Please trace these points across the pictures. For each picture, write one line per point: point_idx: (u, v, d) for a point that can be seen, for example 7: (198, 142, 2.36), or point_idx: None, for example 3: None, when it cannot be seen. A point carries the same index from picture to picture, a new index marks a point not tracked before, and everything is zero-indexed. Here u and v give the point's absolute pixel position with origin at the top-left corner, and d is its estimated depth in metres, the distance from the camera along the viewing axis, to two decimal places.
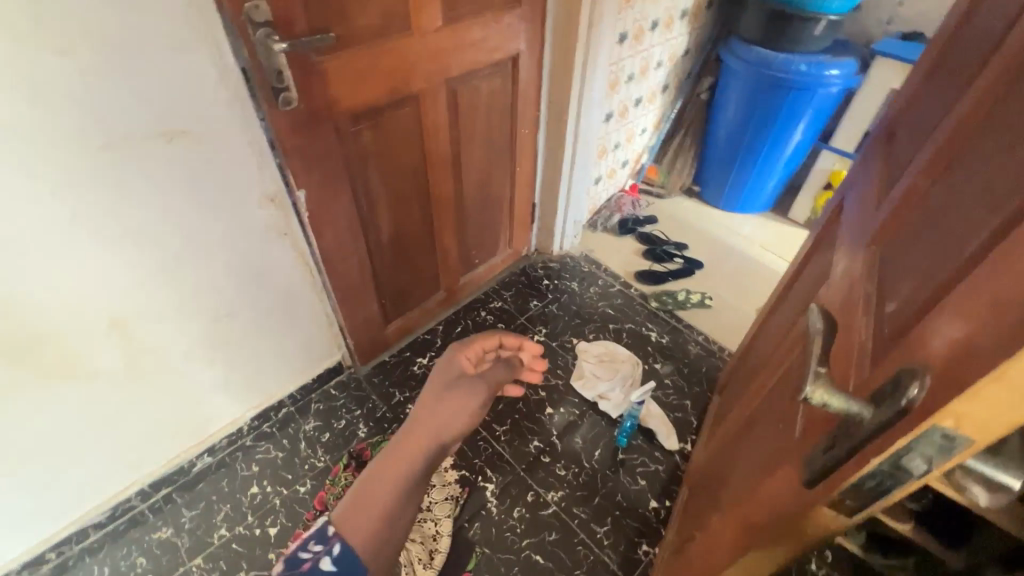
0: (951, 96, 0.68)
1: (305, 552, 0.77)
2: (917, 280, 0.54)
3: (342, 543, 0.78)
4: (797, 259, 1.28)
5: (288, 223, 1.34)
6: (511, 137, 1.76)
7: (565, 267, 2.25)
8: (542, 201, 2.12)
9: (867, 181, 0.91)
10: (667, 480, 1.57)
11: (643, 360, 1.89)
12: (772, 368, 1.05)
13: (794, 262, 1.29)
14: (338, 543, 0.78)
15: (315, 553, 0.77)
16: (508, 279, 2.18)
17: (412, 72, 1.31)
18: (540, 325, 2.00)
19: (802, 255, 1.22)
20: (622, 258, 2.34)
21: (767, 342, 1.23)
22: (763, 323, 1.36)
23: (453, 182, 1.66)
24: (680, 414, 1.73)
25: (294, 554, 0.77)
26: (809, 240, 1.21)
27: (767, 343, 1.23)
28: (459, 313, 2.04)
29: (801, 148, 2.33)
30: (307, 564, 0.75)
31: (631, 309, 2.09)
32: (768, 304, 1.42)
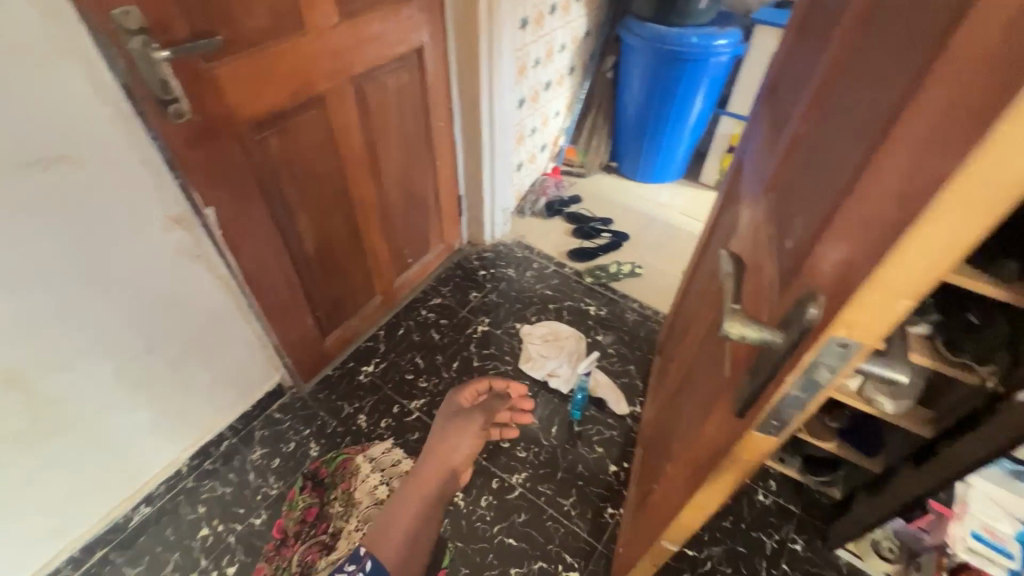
0: (817, 48, 0.76)
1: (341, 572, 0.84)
2: (808, 213, 0.60)
3: (372, 560, 0.86)
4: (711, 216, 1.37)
5: (200, 245, 1.25)
6: (426, 131, 1.74)
7: (499, 255, 2.27)
8: (467, 193, 2.12)
9: (759, 136, 0.99)
10: (622, 444, 1.64)
11: (586, 334, 1.95)
12: (700, 320, 1.12)
13: (708, 218, 1.37)
14: (369, 560, 0.85)
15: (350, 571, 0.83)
16: (444, 273, 2.17)
17: (314, 72, 1.26)
18: (483, 315, 2.01)
19: (713, 212, 1.31)
20: (553, 239, 2.40)
21: (694, 298, 1.31)
22: (688, 282, 1.44)
23: (373, 182, 1.62)
24: (626, 379, 1.81)
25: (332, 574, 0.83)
26: (719, 196, 1.30)
27: (694, 299, 1.31)
28: (399, 315, 2.01)
29: (702, 117, 2.48)
30: None
31: (569, 287, 2.15)
32: (691, 262, 1.51)
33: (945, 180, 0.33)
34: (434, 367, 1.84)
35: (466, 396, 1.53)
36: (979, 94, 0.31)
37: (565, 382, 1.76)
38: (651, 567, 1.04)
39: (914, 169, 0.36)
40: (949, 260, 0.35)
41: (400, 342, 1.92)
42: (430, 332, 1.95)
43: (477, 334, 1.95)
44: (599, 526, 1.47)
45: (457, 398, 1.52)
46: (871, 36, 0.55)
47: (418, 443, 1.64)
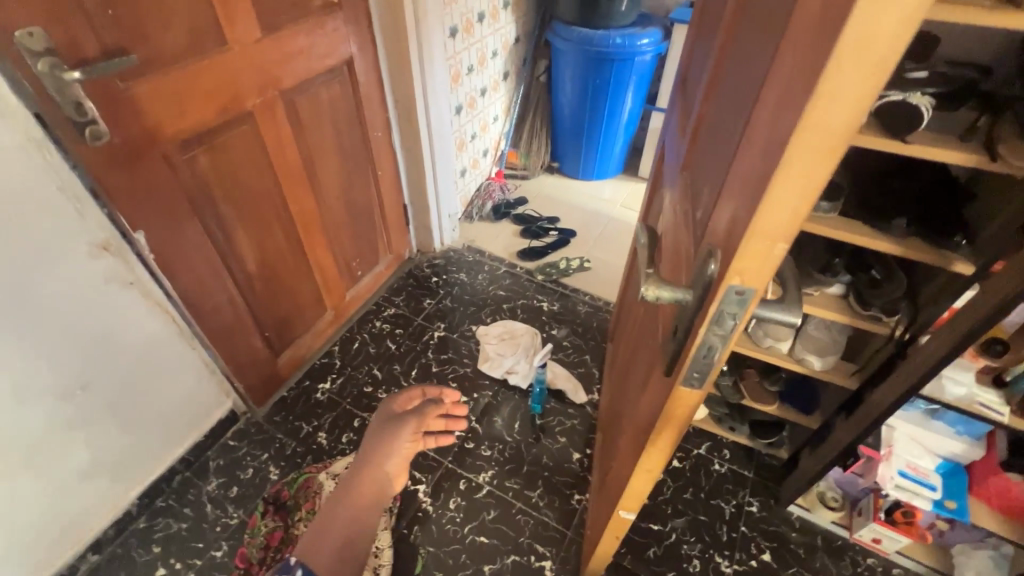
0: (711, 38, 0.83)
1: None
2: (709, 183, 0.66)
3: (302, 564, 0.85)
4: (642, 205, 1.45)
5: (133, 271, 1.21)
6: (364, 142, 1.75)
7: (450, 261, 2.29)
8: (412, 201, 2.13)
9: (675, 124, 1.07)
10: (584, 431, 1.68)
11: (541, 329, 1.99)
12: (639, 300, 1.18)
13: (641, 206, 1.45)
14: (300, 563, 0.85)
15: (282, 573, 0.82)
16: (397, 283, 2.17)
17: (239, 88, 1.25)
18: (439, 320, 2.02)
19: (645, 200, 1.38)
20: (502, 241, 2.44)
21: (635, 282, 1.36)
22: (629, 270, 1.50)
23: (314, 195, 1.61)
24: (583, 369, 1.86)
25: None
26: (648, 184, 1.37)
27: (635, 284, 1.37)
28: (353, 329, 1.99)
29: (634, 114, 2.59)
30: None
31: (521, 286, 2.19)
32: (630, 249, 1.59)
33: (792, 135, 0.38)
34: (393, 376, 1.83)
35: (399, 403, 1.24)
36: (807, 57, 0.36)
37: (525, 378, 1.79)
38: (614, 541, 1.08)
39: (771, 128, 0.41)
40: (805, 204, 0.41)
41: (355, 356, 1.90)
42: (387, 343, 1.94)
43: (434, 339, 1.95)
44: (567, 515, 1.50)
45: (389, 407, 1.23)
46: (744, 22, 0.61)
47: None
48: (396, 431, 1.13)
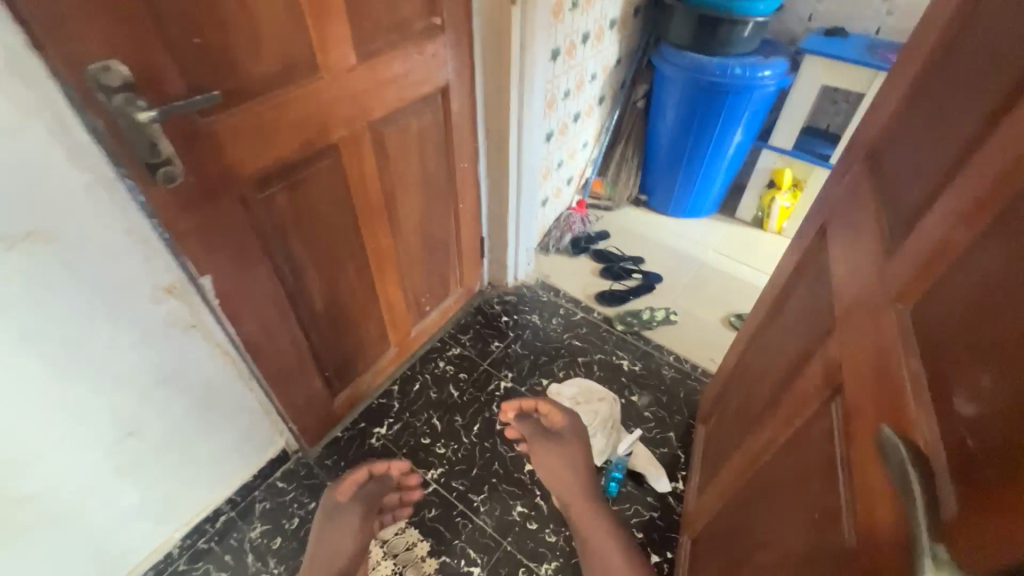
0: (970, 127, 0.59)
1: None
2: (1006, 379, 0.44)
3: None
4: (771, 287, 1.21)
5: (196, 314, 1.10)
6: (449, 174, 1.60)
7: (522, 300, 2.12)
8: (490, 234, 1.98)
9: (861, 217, 0.83)
10: (664, 529, 1.45)
11: (620, 393, 1.78)
12: (773, 419, 0.96)
13: (770, 289, 1.21)
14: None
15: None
16: (465, 320, 2.02)
17: (328, 120, 1.12)
18: (507, 368, 1.86)
19: (782, 286, 1.15)
20: (578, 280, 2.25)
21: (757, 383, 1.13)
22: (746, 362, 1.27)
23: (392, 231, 1.49)
24: (666, 449, 1.63)
25: None
26: (788, 265, 1.14)
27: (757, 386, 1.14)
28: (415, 367, 1.85)
29: (742, 150, 2.31)
30: None
31: (599, 337, 1.98)
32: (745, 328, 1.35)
33: None
34: (454, 429, 1.68)
35: (342, 489, 1.25)
36: None
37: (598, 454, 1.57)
38: None
39: None
40: None
41: (415, 400, 1.76)
42: (450, 389, 1.79)
43: (501, 391, 1.78)
44: (524, 425, 1.44)
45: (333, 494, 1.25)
46: None
47: (435, 522, 1.48)
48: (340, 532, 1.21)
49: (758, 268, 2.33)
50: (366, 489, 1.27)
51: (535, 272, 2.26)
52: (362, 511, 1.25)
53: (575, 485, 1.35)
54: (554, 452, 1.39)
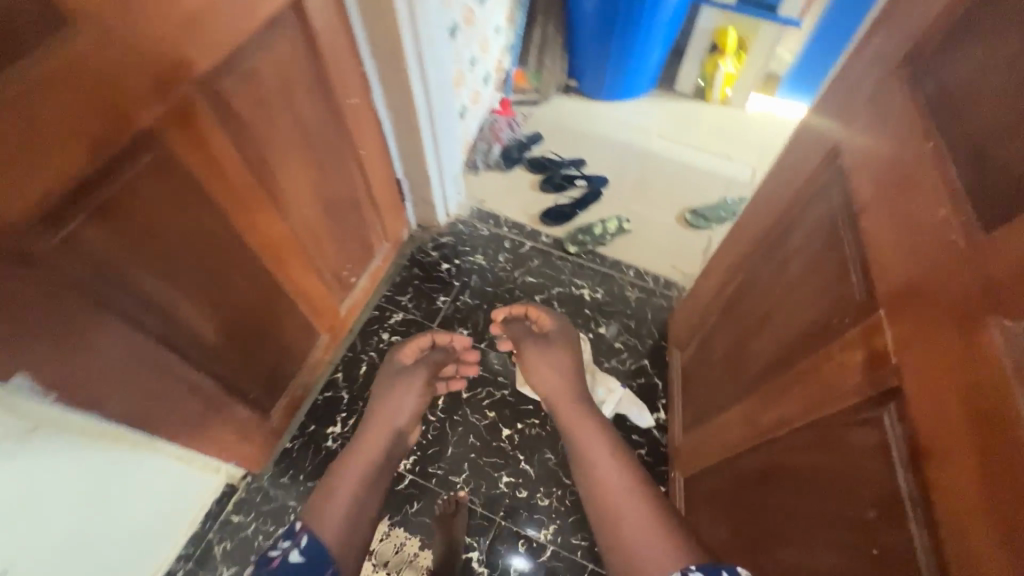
0: None
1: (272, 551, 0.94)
2: None
3: (307, 534, 0.96)
4: (757, 219, 1.04)
5: (31, 414, 0.79)
6: (336, 120, 1.21)
7: (460, 239, 1.85)
8: (406, 172, 1.63)
9: (905, 161, 0.62)
10: (654, 464, 1.43)
11: (585, 327, 1.65)
12: (781, 393, 0.85)
13: (755, 222, 1.04)
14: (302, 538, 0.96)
15: (283, 550, 0.94)
16: (401, 278, 1.75)
17: (122, 101, 0.71)
18: (460, 326, 1.67)
19: (773, 221, 0.97)
20: (518, 199, 1.99)
21: (751, 334, 1.01)
22: (732, 303, 1.13)
23: (281, 216, 1.14)
24: (643, 380, 1.56)
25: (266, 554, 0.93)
26: (780, 196, 0.95)
27: (750, 337, 1.01)
28: (357, 348, 1.62)
29: (680, 10, 1.96)
30: (278, 559, 0.92)
31: (553, 267, 1.79)
32: (723, 258, 1.19)
33: None
34: None
35: (406, 354, 1.37)
36: None
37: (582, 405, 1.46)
38: None
39: None
40: None
41: (365, 385, 1.57)
42: None
43: None
44: (513, 327, 1.33)
45: (398, 360, 1.36)
46: None
47: (420, 515, 1.38)
48: (408, 386, 1.31)
49: (707, 150, 2.13)
50: (429, 355, 1.39)
51: (467, 200, 1.96)
52: (428, 373, 1.36)
53: (563, 385, 1.17)
54: (541, 353, 1.24)
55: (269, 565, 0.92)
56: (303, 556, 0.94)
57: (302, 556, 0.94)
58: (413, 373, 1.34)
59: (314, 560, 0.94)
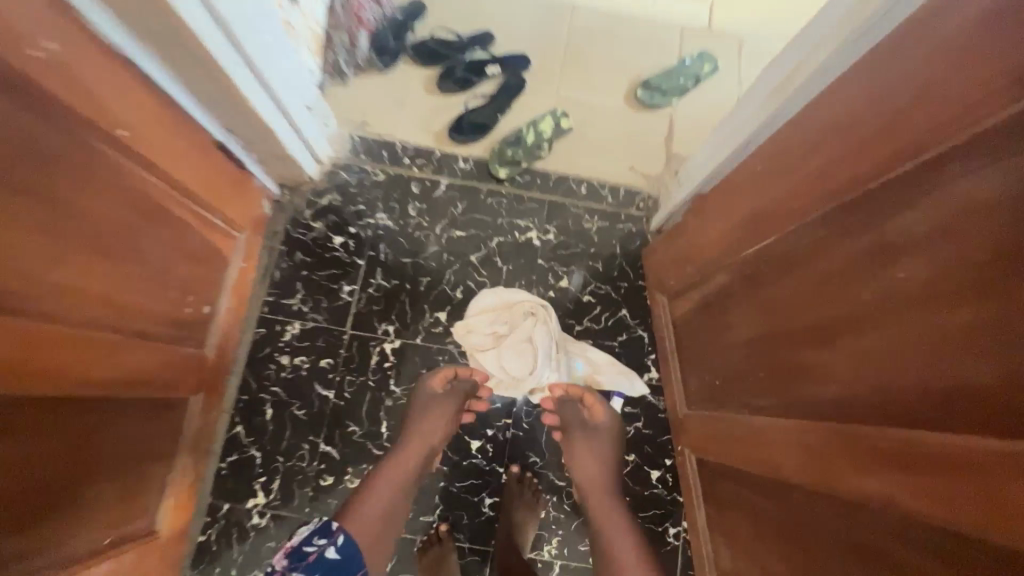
0: None
1: (310, 545, 0.87)
2: None
3: (345, 533, 0.89)
4: (831, 156, 0.65)
5: None
6: (33, 103, 0.62)
7: (348, 195, 1.33)
8: (232, 125, 1.04)
9: None
10: (654, 437, 1.21)
11: (544, 285, 1.29)
12: (885, 462, 0.56)
13: (828, 158, 0.66)
14: (340, 534, 0.88)
15: (321, 546, 0.86)
16: (283, 274, 1.27)
17: None
18: (380, 320, 1.25)
19: (868, 169, 0.59)
20: (415, 113, 1.44)
21: (808, 336, 0.69)
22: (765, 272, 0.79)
23: (10, 314, 0.62)
24: (625, 335, 1.26)
25: (300, 548, 0.86)
26: (894, 133, 0.56)
27: (806, 341, 0.70)
28: (252, 387, 1.20)
29: None
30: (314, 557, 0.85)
31: (484, 208, 1.34)
32: (751, 202, 0.82)
33: None
34: (356, 445, 1.18)
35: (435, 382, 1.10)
36: None
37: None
38: None
39: None
40: None
41: (279, 433, 1.18)
42: (318, 393, 1.20)
43: (391, 360, 1.23)
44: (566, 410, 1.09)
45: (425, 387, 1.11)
46: None
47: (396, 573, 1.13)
48: (448, 410, 1.09)
49: None
50: (455, 387, 1.11)
51: (347, 130, 1.40)
52: (458, 403, 1.11)
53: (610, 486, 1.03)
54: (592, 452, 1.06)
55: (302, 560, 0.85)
56: (339, 554, 0.88)
57: (338, 554, 0.88)
58: (450, 398, 1.10)
59: (350, 561, 0.89)
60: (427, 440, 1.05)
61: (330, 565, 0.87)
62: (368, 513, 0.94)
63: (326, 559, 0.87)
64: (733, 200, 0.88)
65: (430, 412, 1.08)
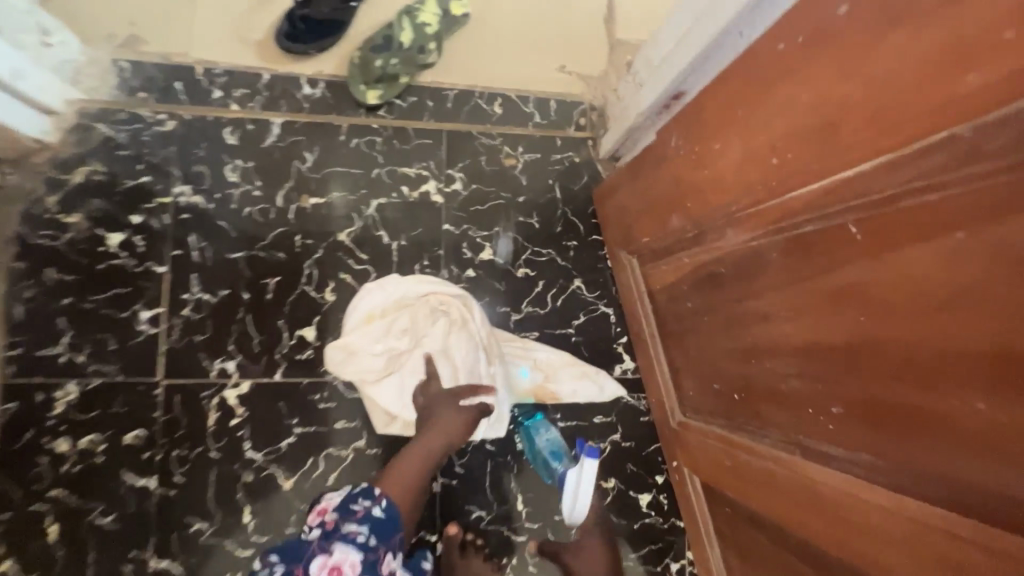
0: None
1: (353, 504, 0.61)
2: None
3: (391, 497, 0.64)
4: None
5: None
6: None
7: (120, 162, 0.82)
8: None
9: None
10: (638, 450, 0.88)
11: (458, 261, 0.87)
12: None
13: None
14: (388, 495, 0.64)
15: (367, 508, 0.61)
16: (31, 309, 0.78)
17: None
18: (211, 358, 0.80)
19: None
20: (215, 13, 0.90)
21: (1006, 371, 0.33)
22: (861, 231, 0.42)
23: None
24: (583, 316, 0.89)
25: (342, 505, 0.61)
26: None
27: (997, 378, 0.33)
28: (15, 498, 0.75)
29: None
30: (360, 517, 0.60)
31: (350, 157, 0.88)
32: (830, 99, 0.42)
33: None
34: (207, 550, 0.77)
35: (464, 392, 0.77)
36: None
37: (493, 427, 0.82)
38: None
39: None
40: None
41: (74, 561, 0.75)
42: (130, 486, 0.77)
43: (239, 414, 0.80)
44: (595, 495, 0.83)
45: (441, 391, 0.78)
46: None
47: None
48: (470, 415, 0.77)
49: None
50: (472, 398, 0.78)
51: (106, 54, 0.85)
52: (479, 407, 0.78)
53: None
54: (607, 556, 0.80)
55: (348, 518, 0.60)
56: (388, 519, 0.62)
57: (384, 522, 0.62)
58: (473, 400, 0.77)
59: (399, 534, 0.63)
60: (450, 430, 0.74)
61: (380, 533, 0.61)
62: (399, 495, 0.66)
63: (375, 523, 0.61)
64: (773, 101, 0.48)
65: (443, 407, 0.76)
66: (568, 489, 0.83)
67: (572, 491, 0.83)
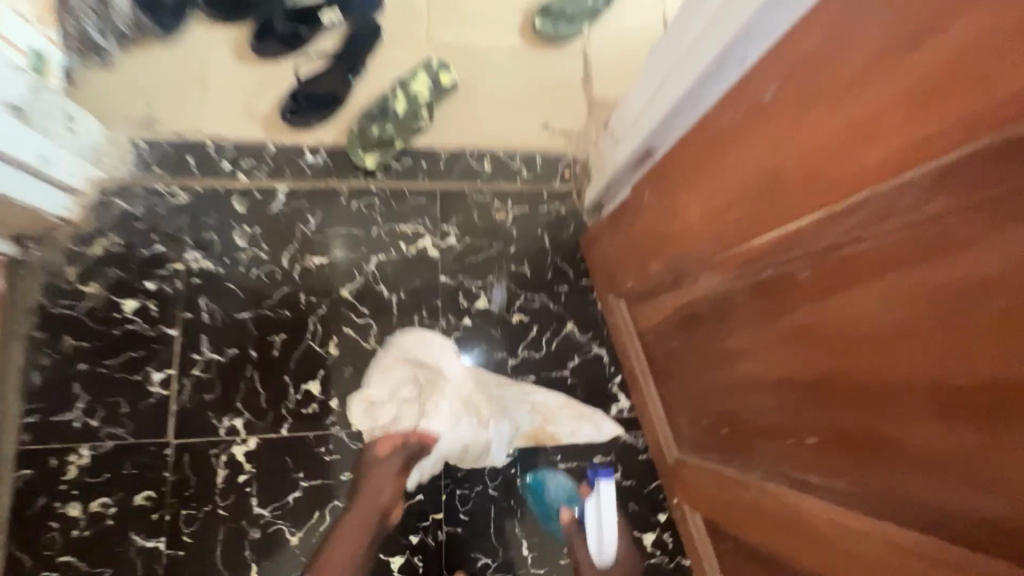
0: None
1: None
2: None
3: None
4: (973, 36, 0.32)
5: None
6: None
7: (135, 234, 0.87)
8: None
9: None
10: (640, 487, 0.89)
11: (455, 311, 0.92)
12: None
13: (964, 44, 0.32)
14: None
15: None
16: (48, 377, 0.81)
17: None
18: (219, 416, 0.83)
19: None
20: (223, 93, 0.97)
21: (948, 398, 0.36)
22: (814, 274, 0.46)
23: None
24: (577, 359, 0.92)
25: None
26: None
27: (942, 406, 0.37)
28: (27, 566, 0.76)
29: None
30: None
31: (351, 218, 0.93)
32: (776, 160, 0.48)
33: None
34: None
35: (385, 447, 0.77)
36: None
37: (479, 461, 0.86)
38: None
39: None
40: None
41: None
42: (139, 548, 0.78)
43: (247, 471, 0.82)
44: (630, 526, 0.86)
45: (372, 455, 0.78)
46: None
47: None
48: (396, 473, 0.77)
49: None
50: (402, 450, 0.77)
51: (124, 135, 0.92)
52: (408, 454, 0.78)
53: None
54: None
55: None
56: None
57: None
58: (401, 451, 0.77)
59: None
60: (380, 495, 0.76)
61: None
62: None
63: None
64: (731, 159, 0.53)
65: (378, 465, 0.77)
66: (593, 525, 0.80)
67: (597, 525, 0.80)
